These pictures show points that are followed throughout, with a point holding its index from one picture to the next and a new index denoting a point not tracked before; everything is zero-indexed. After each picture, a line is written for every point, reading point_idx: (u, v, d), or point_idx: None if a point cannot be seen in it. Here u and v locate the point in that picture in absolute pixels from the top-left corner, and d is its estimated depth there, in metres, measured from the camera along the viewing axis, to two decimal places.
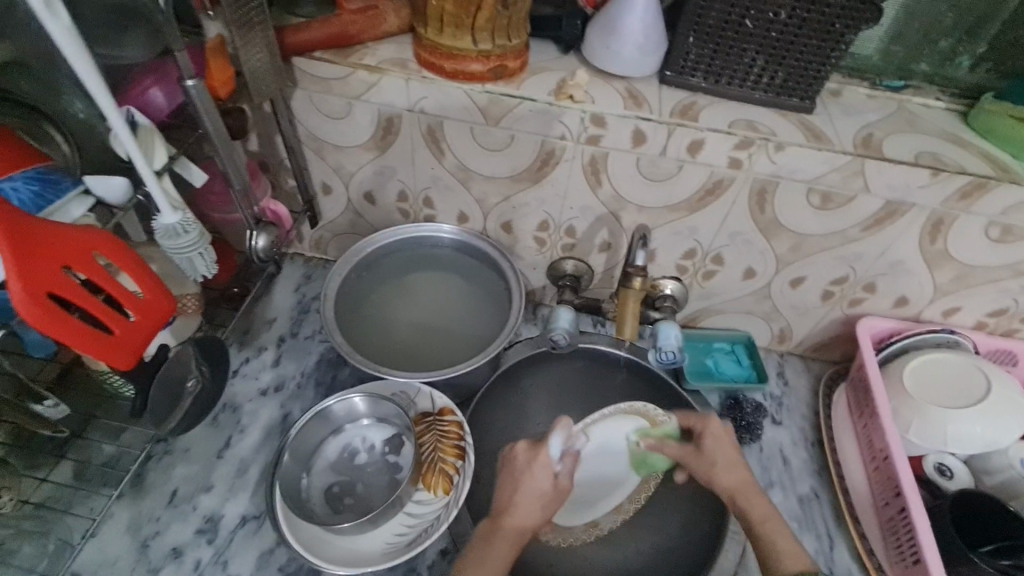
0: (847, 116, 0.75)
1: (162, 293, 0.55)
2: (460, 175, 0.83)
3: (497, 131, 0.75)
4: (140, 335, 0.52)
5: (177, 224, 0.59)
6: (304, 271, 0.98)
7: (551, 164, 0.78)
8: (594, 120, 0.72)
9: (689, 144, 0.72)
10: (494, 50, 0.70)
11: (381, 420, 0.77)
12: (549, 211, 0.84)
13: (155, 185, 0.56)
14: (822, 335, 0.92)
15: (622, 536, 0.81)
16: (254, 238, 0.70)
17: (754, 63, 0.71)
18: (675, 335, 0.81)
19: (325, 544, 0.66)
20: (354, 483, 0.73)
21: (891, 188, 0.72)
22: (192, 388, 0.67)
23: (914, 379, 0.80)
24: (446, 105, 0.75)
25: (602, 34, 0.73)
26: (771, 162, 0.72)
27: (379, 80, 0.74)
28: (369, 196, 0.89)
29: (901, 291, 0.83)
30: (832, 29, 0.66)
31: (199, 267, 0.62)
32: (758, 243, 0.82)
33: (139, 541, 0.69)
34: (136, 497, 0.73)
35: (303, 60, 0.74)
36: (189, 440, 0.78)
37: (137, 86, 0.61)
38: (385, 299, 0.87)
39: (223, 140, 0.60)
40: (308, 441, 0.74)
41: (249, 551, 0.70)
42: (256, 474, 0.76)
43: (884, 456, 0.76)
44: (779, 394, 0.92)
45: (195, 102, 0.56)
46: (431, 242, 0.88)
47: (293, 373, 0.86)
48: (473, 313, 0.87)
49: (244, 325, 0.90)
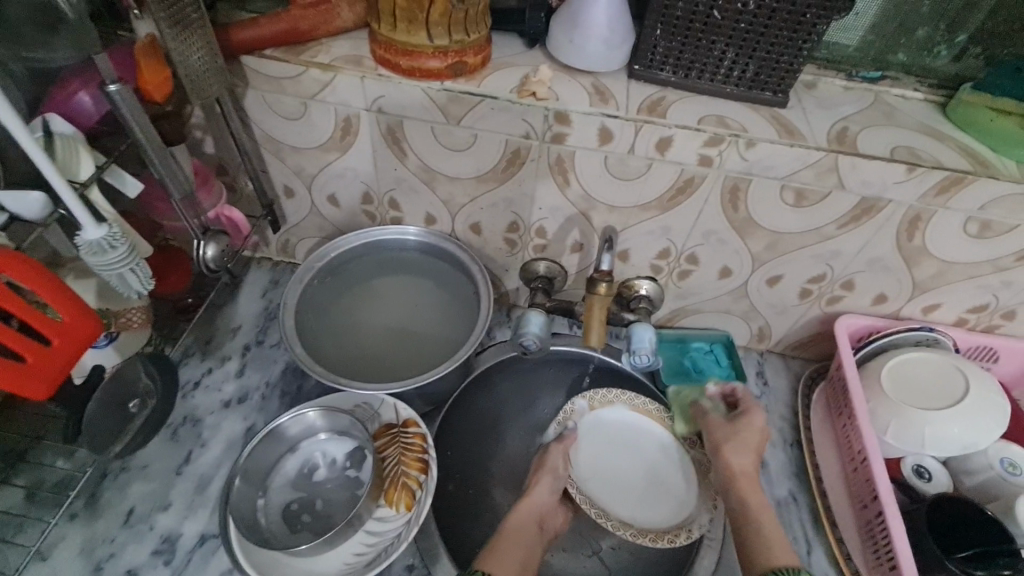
0: (822, 110, 0.72)
1: (88, 317, 0.52)
2: (425, 176, 0.80)
3: (459, 130, 0.72)
4: (59, 363, 0.50)
5: (102, 240, 0.54)
6: (269, 276, 0.95)
7: (517, 164, 0.75)
8: (558, 117, 0.69)
9: (657, 141, 0.69)
10: (451, 45, 0.67)
11: (341, 434, 0.74)
12: (518, 211, 0.82)
13: (72, 199, 0.52)
14: (800, 334, 0.91)
15: (658, 506, 0.79)
16: (201, 247, 0.65)
17: (724, 56, 0.68)
18: (584, 403, 0.86)
19: (282, 568, 0.64)
20: (313, 500, 0.70)
21: (866, 184, 0.69)
22: (136, 408, 0.65)
23: (893, 379, 0.78)
24: (406, 104, 0.71)
25: (566, 28, 0.70)
26: (744, 159, 0.69)
27: (333, 78, 0.70)
28: (332, 198, 0.86)
29: (879, 288, 0.81)
30: (803, 21, 0.63)
31: (133, 284, 0.58)
32: (732, 242, 0.79)
33: (92, 565, 0.67)
34: (89, 517, 0.70)
35: (252, 58, 0.70)
36: (147, 456, 0.75)
37: (63, 91, 0.56)
38: (352, 305, 0.85)
39: (156, 146, 0.56)
40: (263, 460, 0.70)
41: (206, 572, 0.67)
42: (216, 490, 0.73)
43: (863, 460, 0.74)
44: (758, 395, 0.90)
45: (122, 110, 0.52)
46: (398, 245, 0.85)
47: (257, 384, 0.83)
48: (443, 318, 0.85)
49: (206, 334, 0.87)
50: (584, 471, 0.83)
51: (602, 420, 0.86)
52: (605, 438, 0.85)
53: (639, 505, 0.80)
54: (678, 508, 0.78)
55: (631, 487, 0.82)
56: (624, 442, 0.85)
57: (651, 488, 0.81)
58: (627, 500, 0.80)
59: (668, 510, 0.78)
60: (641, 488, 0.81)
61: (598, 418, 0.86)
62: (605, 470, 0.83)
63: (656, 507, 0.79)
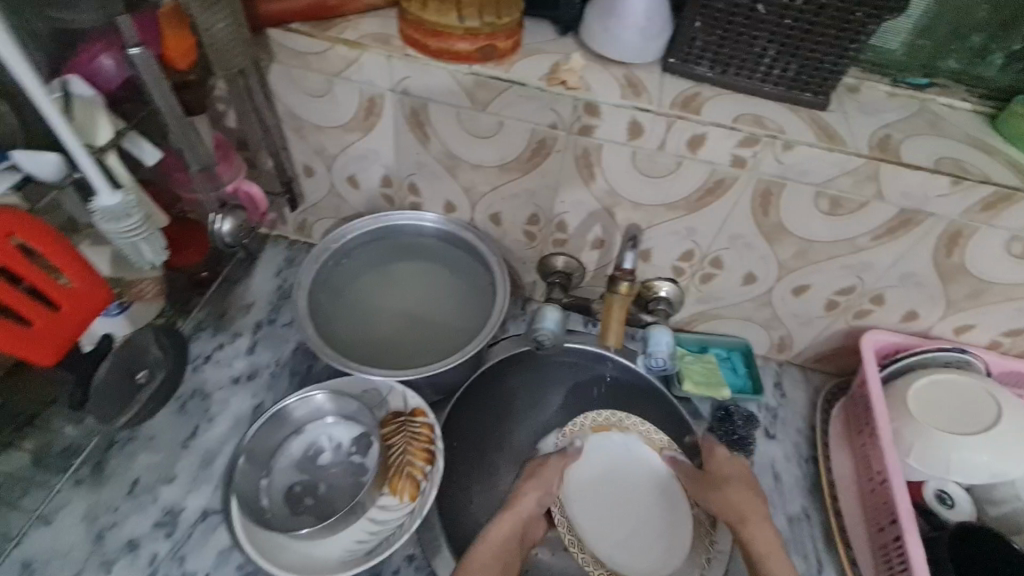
0: (864, 115, 0.69)
1: (98, 284, 0.54)
2: (447, 161, 0.78)
3: (485, 116, 0.70)
4: (68, 327, 0.53)
5: (118, 207, 0.54)
6: (284, 255, 0.94)
7: (542, 155, 0.73)
8: (588, 108, 0.67)
9: (689, 138, 0.67)
10: (483, 28, 0.66)
11: (347, 418, 0.73)
12: (540, 203, 0.80)
13: (87, 162, 0.51)
14: (822, 346, 0.88)
15: (645, 551, 0.76)
16: (217, 222, 0.65)
17: (764, 52, 0.65)
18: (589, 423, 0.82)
19: (282, 551, 0.63)
20: (316, 483, 0.70)
21: (907, 196, 0.66)
22: (142, 378, 0.74)
23: (919, 400, 0.75)
24: (432, 87, 0.70)
25: (602, 15, 0.67)
26: (779, 162, 0.67)
27: (359, 56, 0.69)
28: (352, 180, 0.85)
29: (910, 305, 0.78)
30: (852, 19, 0.60)
31: (146, 253, 0.58)
32: (759, 247, 0.77)
33: (95, 532, 0.67)
34: (95, 485, 0.70)
35: (279, 31, 0.69)
36: (155, 428, 0.75)
37: (86, 53, 0.56)
38: (366, 289, 0.84)
39: (175, 114, 0.55)
40: (269, 440, 0.70)
41: (207, 547, 0.67)
42: (221, 466, 0.73)
43: (882, 481, 0.72)
44: (774, 406, 0.88)
45: (142, 73, 0.51)
46: (415, 231, 0.84)
47: (267, 362, 0.83)
48: (456, 308, 0.84)
49: (219, 309, 0.86)
50: (579, 492, 0.80)
51: (607, 448, 0.82)
52: (611, 463, 0.81)
53: (625, 546, 0.76)
54: (666, 557, 0.75)
55: (621, 524, 0.78)
56: (624, 476, 0.81)
57: (642, 531, 0.77)
58: (614, 538, 0.77)
59: (654, 556, 0.75)
60: (631, 530, 0.77)
61: (602, 445, 0.82)
62: (598, 502, 0.79)
63: (642, 552, 0.76)
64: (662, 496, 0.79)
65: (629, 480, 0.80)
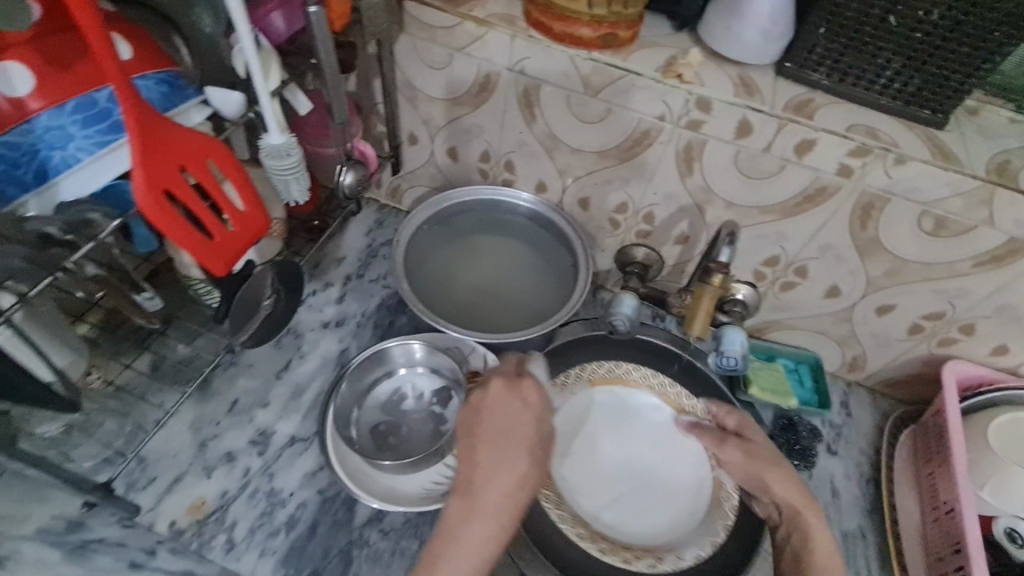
0: (982, 138, 0.68)
1: (261, 212, 0.59)
2: (547, 143, 0.81)
3: (595, 102, 0.73)
4: (236, 244, 0.57)
5: (281, 146, 0.61)
6: (376, 216, 1.00)
7: (643, 146, 0.75)
8: (699, 103, 0.69)
9: (798, 143, 0.68)
10: (608, 16, 0.67)
11: (434, 370, 0.78)
12: (631, 193, 0.82)
13: (267, 103, 0.58)
14: (898, 370, 0.86)
15: (638, 517, 0.75)
16: (343, 173, 0.73)
17: (888, 64, 0.65)
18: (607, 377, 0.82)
19: (368, 478, 0.70)
20: (398, 424, 0.75)
21: (1019, 225, 0.65)
22: (267, 304, 0.72)
23: (1000, 436, 0.74)
24: (549, 68, 0.73)
25: (725, 14, 0.68)
26: (887, 176, 0.66)
27: (485, 33, 0.73)
28: (452, 152, 0.90)
29: (1001, 339, 0.76)
30: (989, 39, 0.59)
31: (293, 191, 0.65)
32: (849, 260, 0.76)
33: (199, 440, 0.75)
34: (201, 399, 0.78)
35: (414, 4, 0.73)
36: (254, 356, 0.82)
37: (262, 7, 0.61)
38: (454, 256, 0.89)
39: (332, 71, 0.61)
40: (365, 377, 0.76)
41: (293, 469, 0.74)
42: (309, 399, 0.79)
43: (948, 509, 0.71)
44: (839, 424, 0.87)
45: (314, 30, 0.57)
46: (507, 207, 0.88)
47: (354, 312, 0.89)
48: (536, 286, 0.87)
49: (316, 258, 0.93)
50: (576, 449, 0.78)
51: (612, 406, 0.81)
52: (615, 427, 0.79)
53: (619, 510, 0.75)
54: (657, 526, 0.74)
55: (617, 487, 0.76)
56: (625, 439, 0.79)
57: (639, 497, 0.76)
58: (607, 498, 0.75)
59: (656, 527, 0.74)
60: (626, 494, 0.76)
61: (606, 402, 0.81)
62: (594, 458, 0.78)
63: (634, 517, 0.74)
64: (661, 463, 0.78)
65: (629, 443, 0.79)
